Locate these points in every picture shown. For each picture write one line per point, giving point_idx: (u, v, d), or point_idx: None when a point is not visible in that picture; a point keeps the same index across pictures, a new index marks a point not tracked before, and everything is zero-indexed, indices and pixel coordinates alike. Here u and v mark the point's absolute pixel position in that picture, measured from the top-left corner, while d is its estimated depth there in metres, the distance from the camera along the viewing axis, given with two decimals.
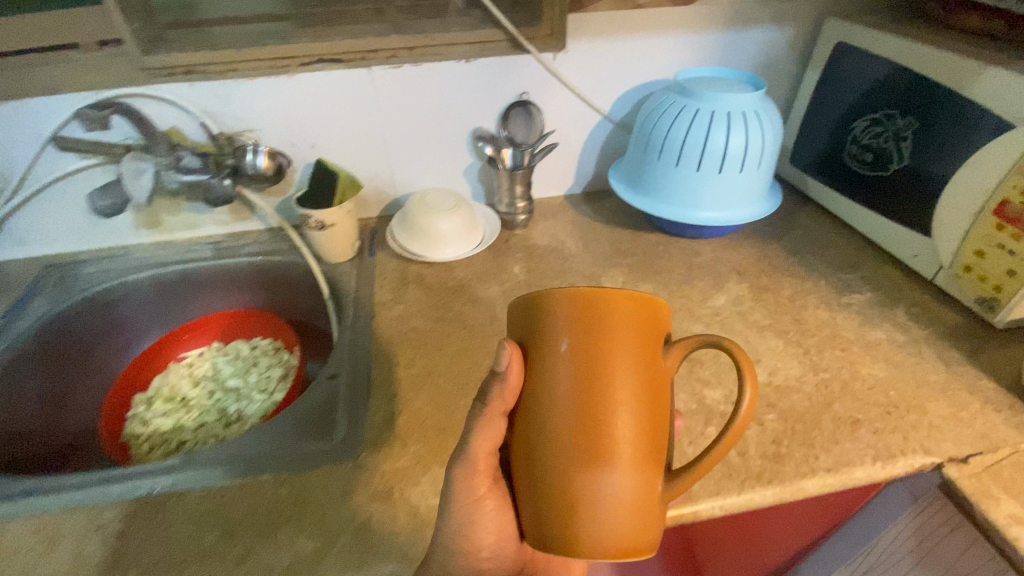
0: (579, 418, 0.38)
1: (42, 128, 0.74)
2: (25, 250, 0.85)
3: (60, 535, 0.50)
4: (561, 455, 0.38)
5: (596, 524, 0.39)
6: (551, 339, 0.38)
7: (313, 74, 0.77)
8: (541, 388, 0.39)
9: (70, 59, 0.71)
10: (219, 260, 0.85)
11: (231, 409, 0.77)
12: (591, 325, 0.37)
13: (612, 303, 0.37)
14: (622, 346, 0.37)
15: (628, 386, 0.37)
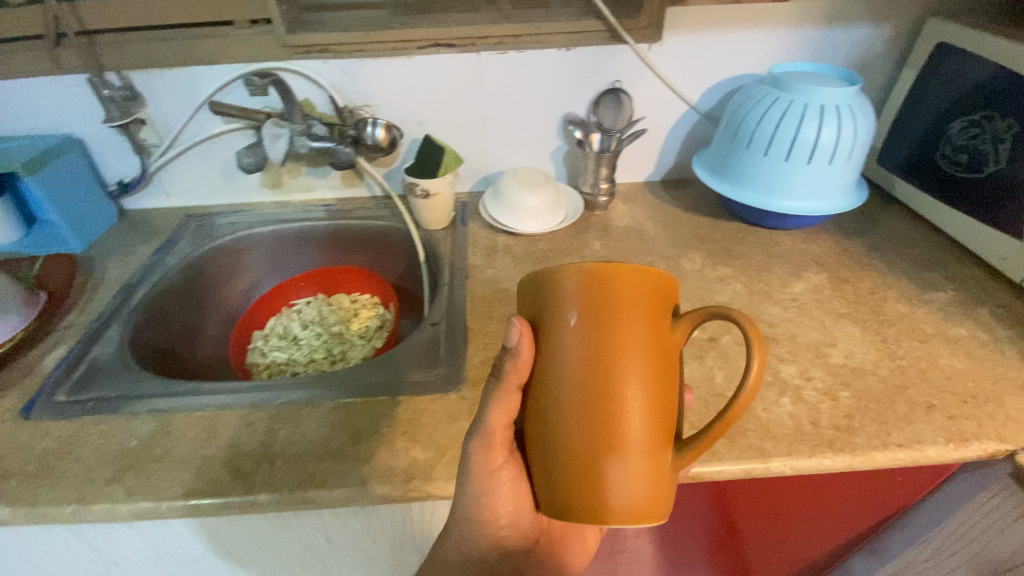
0: (587, 390, 0.41)
1: (199, 93, 0.86)
2: (168, 200, 0.98)
3: (218, 425, 0.60)
4: (571, 424, 0.42)
5: (607, 492, 0.42)
6: (559, 316, 0.41)
7: (429, 56, 0.85)
8: (551, 362, 0.42)
9: (225, 35, 0.82)
10: (331, 221, 0.96)
11: (336, 350, 0.87)
12: (598, 303, 0.39)
13: (619, 279, 0.39)
14: (629, 323, 0.40)
15: (635, 360, 0.40)
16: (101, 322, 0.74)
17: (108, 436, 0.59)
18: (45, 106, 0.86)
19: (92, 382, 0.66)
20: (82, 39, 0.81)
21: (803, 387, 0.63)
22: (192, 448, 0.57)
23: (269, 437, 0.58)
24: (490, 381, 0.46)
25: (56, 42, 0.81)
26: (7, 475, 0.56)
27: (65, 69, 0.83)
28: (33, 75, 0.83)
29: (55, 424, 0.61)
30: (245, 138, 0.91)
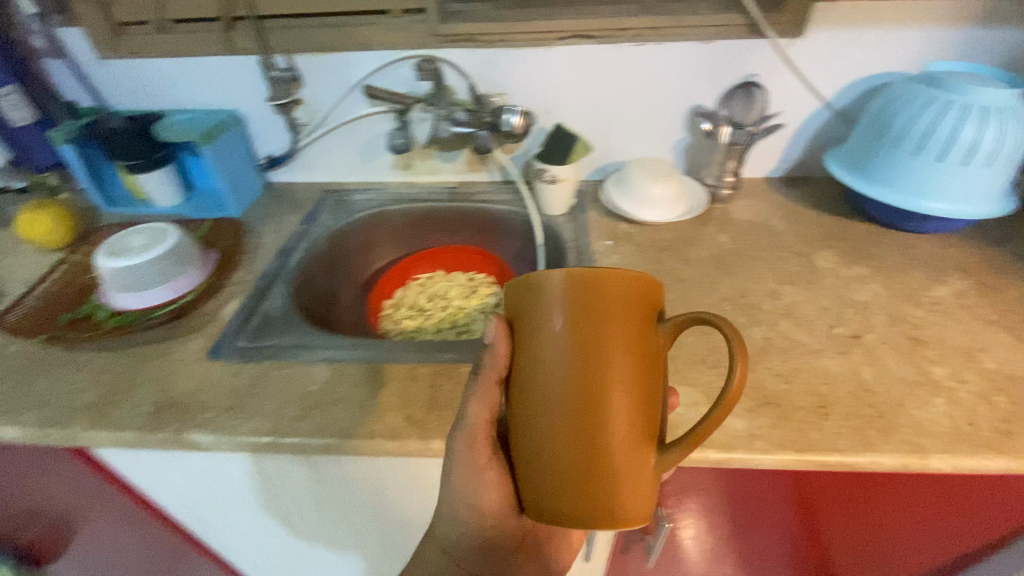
0: (572, 389, 0.42)
1: (350, 77, 0.92)
2: (308, 175, 1.06)
3: (385, 377, 0.65)
4: (556, 424, 0.43)
5: (591, 498, 0.43)
6: (541, 317, 0.42)
7: (569, 47, 0.88)
8: (534, 361, 0.43)
9: (380, 22, 0.88)
10: (456, 202, 1.01)
11: (461, 321, 0.92)
12: (584, 304, 0.41)
13: (604, 281, 0.40)
14: (613, 324, 0.41)
15: (621, 361, 0.41)
16: (266, 280, 0.82)
17: (290, 380, 0.66)
18: (211, 83, 0.93)
19: (266, 333, 0.73)
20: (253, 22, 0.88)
21: (956, 388, 0.62)
22: (365, 396, 0.63)
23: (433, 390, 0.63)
24: (474, 375, 0.50)
25: (229, 25, 0.88)
26: (206, 407, 0.63)
27: (235, 49, 0.90)
28: (205, 54, 0.90)
29: (241, 366, 0.68)
30: (385, 121, 0.98)
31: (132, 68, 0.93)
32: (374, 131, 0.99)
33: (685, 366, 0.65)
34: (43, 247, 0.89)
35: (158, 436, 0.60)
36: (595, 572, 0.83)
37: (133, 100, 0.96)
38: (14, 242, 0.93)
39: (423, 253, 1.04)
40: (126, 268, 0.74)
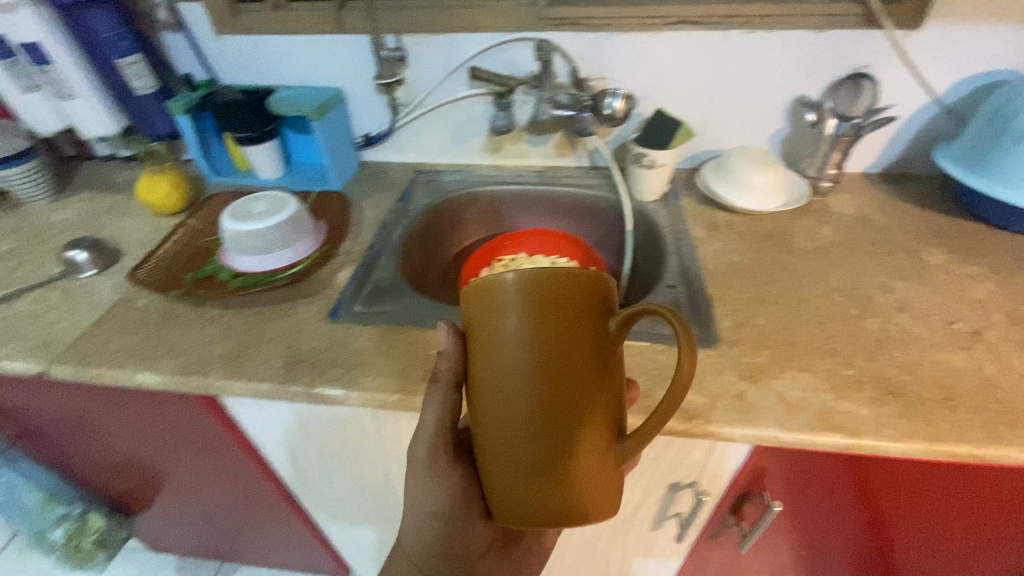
0: (530, 389, 0.43)
1: (452, 58, 0.93)
2: (399, 155, 1.09)
3: None
4: (518, 423, 0.44)
5: (558, 496, 0.45)
6: (494, 319, 0.43)
7: (675, 33, 0.87)
8: (491, 361, 0.44)
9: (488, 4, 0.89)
10: (544, 186, 1.02)
11: None
12: (534, 306, 0.42)
13: (550, 282, 0.41)
14: (563, 322, 0.42)
15: (575, 358, 0.42)
16: (373, 251, 0.85)
17: (409, 344, 0.69)
18: (319, 61, 0.97)
19: (378, 300, 0.76)
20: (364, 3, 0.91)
21: None
22: None
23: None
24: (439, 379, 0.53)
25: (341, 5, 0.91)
26: (335, 363, 0.66)
27: (345, 29, 0.92)
28: (317, 33, 0.93)
29: (360, 328, 0.71)
30: (481, 103, 0.99)
31: (245, 45, 0.96)
32: (470, 112, 1.00)
33: (802, 352, 0.65)
34: (157, 211, 0.93)
35: (291, 387, 0.63)
36: (682, 550, 0.84)
37: (243, 77, 1.00)
38: (130, 206, 0.98)
39: (506, 235, 1.03)
40: (256, 230, 0.77)
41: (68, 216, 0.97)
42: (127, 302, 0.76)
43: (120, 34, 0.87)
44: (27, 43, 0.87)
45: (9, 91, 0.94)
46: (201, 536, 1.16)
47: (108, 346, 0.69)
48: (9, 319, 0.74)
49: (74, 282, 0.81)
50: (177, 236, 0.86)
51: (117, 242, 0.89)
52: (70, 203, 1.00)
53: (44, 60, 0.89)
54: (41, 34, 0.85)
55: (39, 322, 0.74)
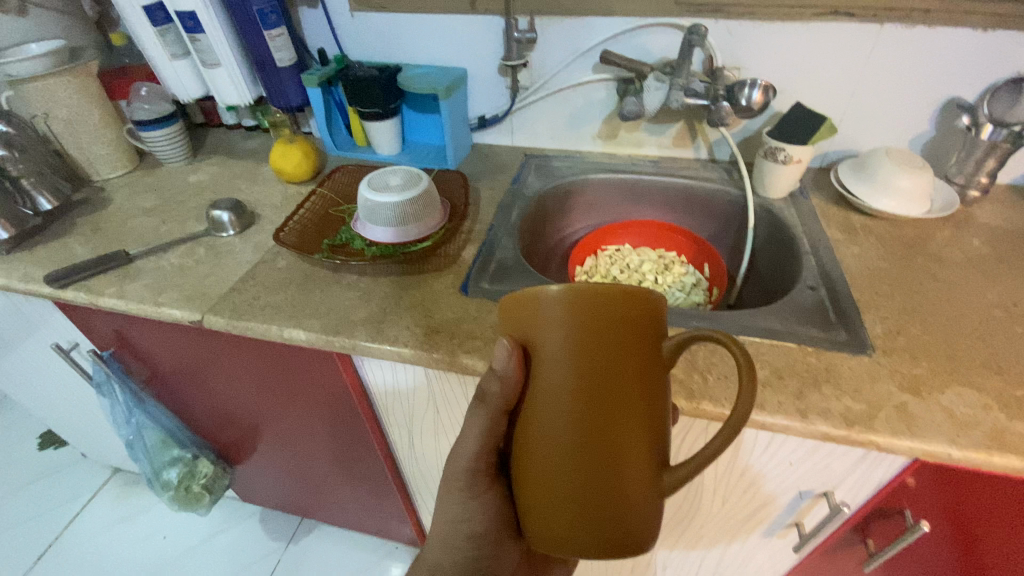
0: (582, 406, 0.44)
1: (580, 42, 0.92)
2: (510, 139, 1.09)
3: None
4: (569, 440, 0.45)
5: (602, 510, 0.46)
6: (547, 334, 0.45)
7: (824, 25, 0.84)
8: (539, 374, 0.46)
9: None
10: (660, 176, 0.99)
11: None
12: (588, 323, 0.43)
13: (605, 300, 0.42)
14: (618, 341, 0.43)
15: (628, 377, 0.44)
16: (494, 231, 0.86)
17: None
18: (446, 40, 0.98)
19: (505, 278, 0.77)
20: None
21: None
22: None
23: (692, 361, 0.62)
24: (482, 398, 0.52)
25: None
26: (472, 335, 0.67)
27: (477, 10, 0.93)
28: (448, 12, 0.94)
29: (491, 305, 0.72)
30: (603, 89, 0.97)
31: (377, 22, 0.98)
32: (589, 98, 0.98)
33: (966, 368, 0.61)
34: (287, 179, 0.97)
35: (434, 355, 0.65)
36: (789, 559, 0.82)
37: (370, 53, 1.03)
38: (258, 172, 1.03)
39: (611, 225, 1.01)
40: (393, 202, 0.79)
41: (203, 178, 1.03)
42: (269, 262, 0.80)
43: (271, 8, 0.89)
44: (184, 11, 0.91)
45: (160, 58, 1.00)
46: (289, 489, 1.22)
47: (257, 301, 0.73)
48: (164, 269, 0.79)
49: (217, 239, 0.85)
50: (307, 202, 0.89)
51: (252, 205, 0.93)
52: (203, 166, 1.06)
53: (196, 29, 0.93)
54: (198, 4, 0.89)
55: (190, 274, 0.78)
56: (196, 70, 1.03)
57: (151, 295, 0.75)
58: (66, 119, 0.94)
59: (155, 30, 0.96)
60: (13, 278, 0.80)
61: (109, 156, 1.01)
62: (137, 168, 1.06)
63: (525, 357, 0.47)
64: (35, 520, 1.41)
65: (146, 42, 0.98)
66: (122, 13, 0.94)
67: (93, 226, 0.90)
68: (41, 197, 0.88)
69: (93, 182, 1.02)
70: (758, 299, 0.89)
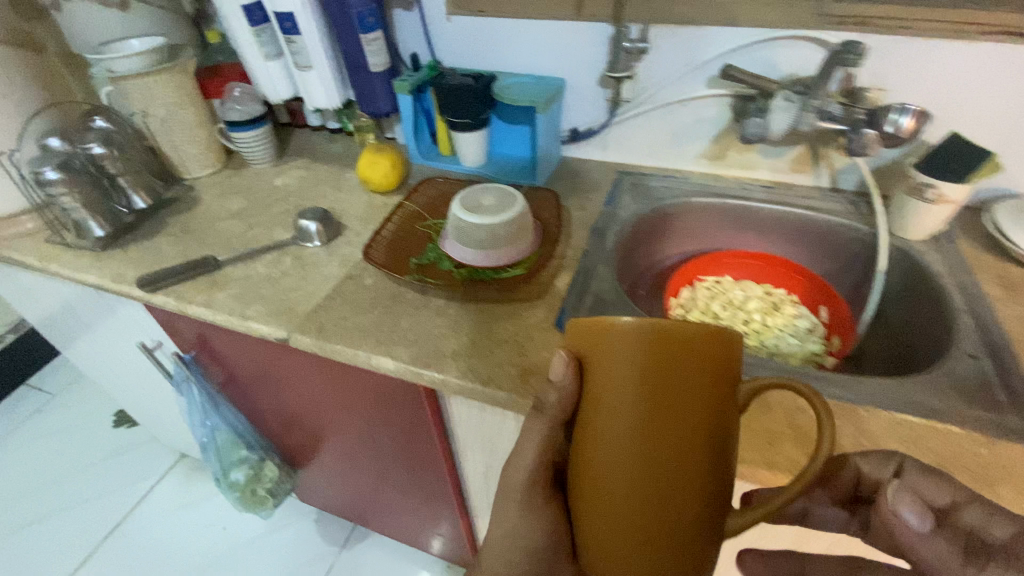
0: (648, 445, 0.41)
1: (696, 53, 0.83)
2: (602, 153, 1.01)
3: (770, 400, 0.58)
4: (629, 479, 0.42)
5: (657, 553, 0.44)
6: (615, 368, 0.41)
7: (997, 44, 0.71)
8: (602, 407, 0.42)
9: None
10: (772, 204, 0.89)
11: (771, 345, 0.81)
12: (662, 363, 0.39)
13: (683, 340, 0.39)
14: (691, 383, 0.40)
15: (700, 421, 0.40)
16: (589, 259, 0.77)
17: None
18: (545, 47, 0.91)
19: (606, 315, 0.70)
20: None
21: None
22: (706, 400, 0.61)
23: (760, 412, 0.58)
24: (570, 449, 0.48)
25: None
26: None
27: (583, 16, 0.86)
28: (551, 18, 0.88)
29: None
30: (715, 105, 0.87)
31: (473, 27, 0.93)
32: (698, 114, 0.89)
33: None
34: (372, 188, 0.94)
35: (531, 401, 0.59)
36: None
37: (463, 59, 0.98)
38: (343, 178, 1.01)
39: (712, 255, 0.92)
40: (486, 222, 0.74)
41: (289, 181, 1.01)
42: (356, 279, 0.76)
43: (370, 10, 0.85)
44: (283, 12, 0.89)
45: (253, 58, 0.98)
46: (347, 496, 1.20)
47: (344, 321, 0.70)
48: (252, 279, 0.78)
49: (303, 249, 0.83)
50: (393, 218, 0.86)
51: (338, 214, 0.91)
52: (288, 169, 1.05)
53: (293, 31, 0.91)
54: (298, 6, 0.87)
55: (277, 286, 0.76)
56: (287, 72, 1.01)
57: (239, 307, 0.73)
58: (163, 117, 0.94)
59: (252, 29, 0.95)
60: (108, 277, 0.80)
61: (200, 155, 1.01)
62: (225, 167, 1.06)
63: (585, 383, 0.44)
64: (106, 497, 1.46)
65: (241, 42, 0.97)
66: (222, 12, 0.93)
67: (183, 227, 0.90)
68: (137, 196, 0.87)
69: (183, 180, 1.02)
70: (890, 356, 0.78)
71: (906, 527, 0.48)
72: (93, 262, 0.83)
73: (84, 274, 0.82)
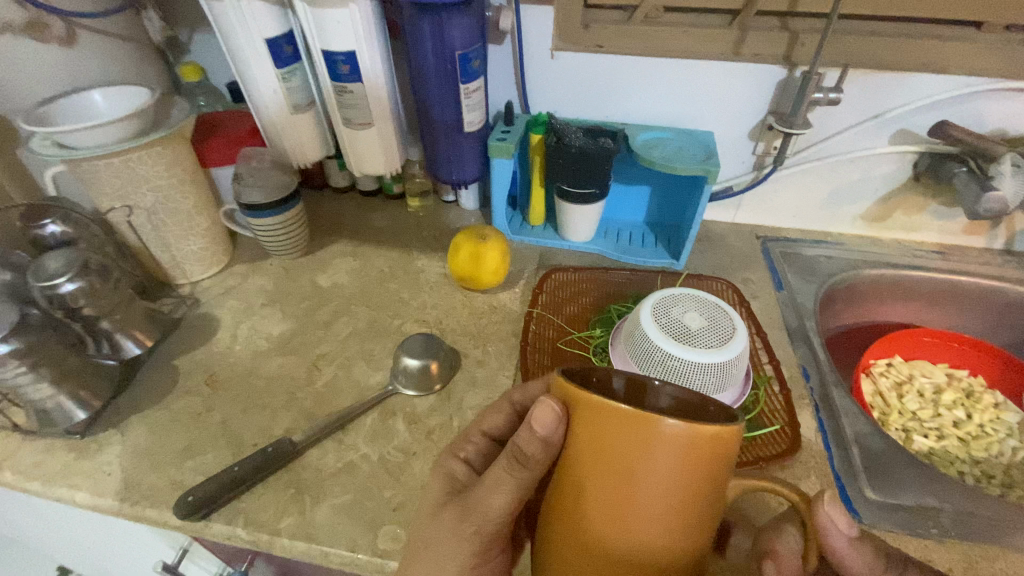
0: (600, 540, 0.31)
1: (887, 103, 0.67)
2: (732, 214, 0.83)
3: None
4: (575, 567, 0.33)
5: None
6: (581, 441, 0.31)
7: None
8: (560, 470, 0.32)
9: (976, 40, 0.62)
10: (954, 274, 0.76)
11: (999, 454, 0.67)
12: (629, 451, 0.29)
13: (661, 434, 0.28)
14: (663, 482, 0.29)
15: (666, 523, 0.30)
16: (815, 384, 0.59)
17: None
18: (686, 92, 0.71)
19: (892, 480, 0.51)
20: (772, 21, 0.66)
21: None
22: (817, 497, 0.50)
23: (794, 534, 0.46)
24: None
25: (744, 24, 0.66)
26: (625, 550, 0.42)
27: (742, 56, 0.67)
28: (700, 57, 0.68)
29: (915, 546, 0.46)
30: (894, 161, 0.73)
31: (587, 67, 0.71)
32: (870, 171, 0.74)
33: None
34: (468, 286, 0.69)
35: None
36: None
37: (563, 106, 0.76)
38: (414, 269, 0.74)
39: (886, 335, 0.77)
40: (715, 360, 0.52)
41: (339, 280, 0.73)
42: None
43: (474, 51, 0.60)
44: (337, 50, 0.61)
45: (276, 111, 0.69)
46: None
47: None
48: (360, 471, 0.51)
49: (412, 402, 0.57)
50: (530, 336, 0.64)
51: (436, 331, 0.65)
52: (330, 259, 0.76)
53: (351, 77, 0.63)
54: (361, 42, 0.60)
55: (405, 480, 0.51)
56: (320, 126, 0.73)
57: (362, 531, 0.47)
58: (151, 209, 0.63)
59: (278, 73, 0.66)
60: (111, 493, 0.50)
61: (202, 252, 0.70)
62: (233, 261, 0.75)
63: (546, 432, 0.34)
64: None
65: (255, 88, 0.66)
66: (232, 46, 0.63)
67: (208, 375, 0.60)
68: (130, 340, 0.58)
69: (178, 289, 0.70)
70: None
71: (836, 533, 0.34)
72: (75, 463, 0.52)
73: (65, 491, 0.50)
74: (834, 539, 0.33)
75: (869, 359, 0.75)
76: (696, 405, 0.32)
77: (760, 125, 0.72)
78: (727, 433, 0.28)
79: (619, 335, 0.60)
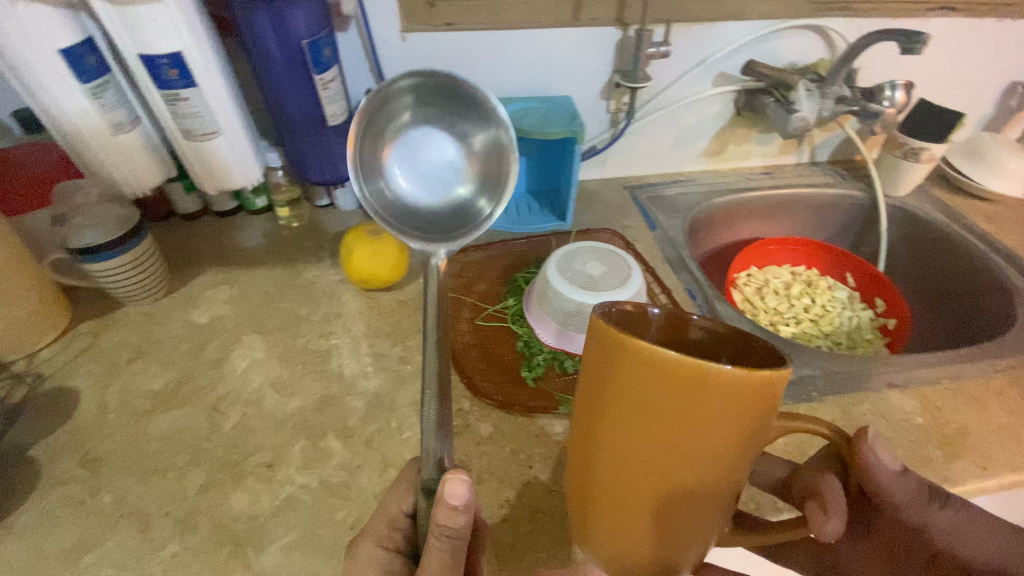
0: (648, 475, 0.32)
1: (705, 50, 0.77)
2: (600, 171, 0.89)
3: (892, 388, 0.58)
4: (624, 501, 0.33)
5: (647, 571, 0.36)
6: (625, 387, 0.30)
7: (937, 21, 0.81)
8: (600, 415, 0.32)
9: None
10: (781, 189, 0.91)
11: (841, 328, 0.83)
12: (682, 398, 0.29)
13: (720, 384, 0.28)
14: (716, 425, 0.29)
15: (715, 459, 0.30)
16: (703, 303, 0.67)
17: (880, 414, 0.56)
18: (540, 59, 0.74)
19: None
20: None
21: None
22: None
23: None
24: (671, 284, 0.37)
25: None
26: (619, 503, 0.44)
27: (581, 21, 0.72)
28: (545, 26, 0.71)
29: (805, 409, 0.56)
30: (719, 102, 0.84)
31: (440, 46, 0.71)
32: (703, 113, 0.85)
33: None
34: (368, 286, 0.66)
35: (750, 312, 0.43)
36: None
37: None
38: (304, 282, 0.69)
39: (744, 250, 0.89)
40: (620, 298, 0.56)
41: (218, 313, 0.65)
42: (466, 433, 0.53)
43: (322, 38, 0.57)
44: (157, 53, 0.53)
45: (93, 135, 0.58)
46: None
47: (510, 506, 0.47)
48: (303, 501, 0.47)
49: (338, 416, 0.54)
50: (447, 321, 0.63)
51: (345, 339, 0.62)
52: (203, 292, 0.68)
53: (182, 82, 0.56)
54: (186, 40, 0.53)
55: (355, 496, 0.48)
56: (153, 145, 0.64)
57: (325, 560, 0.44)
58: None
59: (85, 91, 0.55)
60: None
61: (32, 316, 0.58)
62: (77, 319, 0.63)
63: (584, 377, 0.33)
64: None
65: (58, 111, 0.56)
66: (13, 63, 0.52)
67: (83, 456, 0.50)
68: None
69: (11, 367, 0.57)
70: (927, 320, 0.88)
71: (883, 470, 0.34)
72: None
73: None
74: (877, 472, 0.34)
75: (735, 274, 0.85)
76: (728, 338, 0.33)
77: (609, 84, 0.78)
78: (779, 375, 0.28)
79: (533, 298, 0.62)
